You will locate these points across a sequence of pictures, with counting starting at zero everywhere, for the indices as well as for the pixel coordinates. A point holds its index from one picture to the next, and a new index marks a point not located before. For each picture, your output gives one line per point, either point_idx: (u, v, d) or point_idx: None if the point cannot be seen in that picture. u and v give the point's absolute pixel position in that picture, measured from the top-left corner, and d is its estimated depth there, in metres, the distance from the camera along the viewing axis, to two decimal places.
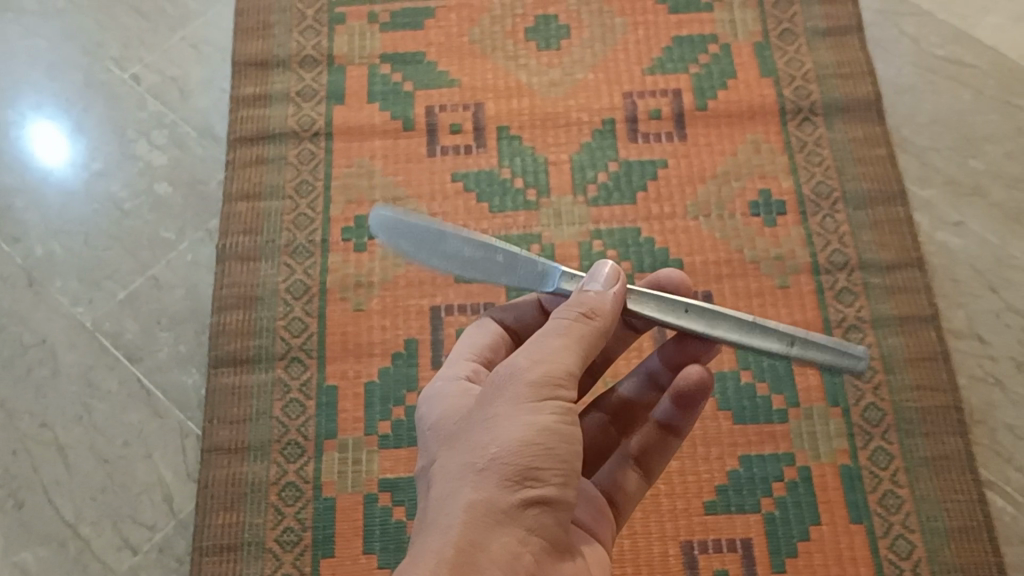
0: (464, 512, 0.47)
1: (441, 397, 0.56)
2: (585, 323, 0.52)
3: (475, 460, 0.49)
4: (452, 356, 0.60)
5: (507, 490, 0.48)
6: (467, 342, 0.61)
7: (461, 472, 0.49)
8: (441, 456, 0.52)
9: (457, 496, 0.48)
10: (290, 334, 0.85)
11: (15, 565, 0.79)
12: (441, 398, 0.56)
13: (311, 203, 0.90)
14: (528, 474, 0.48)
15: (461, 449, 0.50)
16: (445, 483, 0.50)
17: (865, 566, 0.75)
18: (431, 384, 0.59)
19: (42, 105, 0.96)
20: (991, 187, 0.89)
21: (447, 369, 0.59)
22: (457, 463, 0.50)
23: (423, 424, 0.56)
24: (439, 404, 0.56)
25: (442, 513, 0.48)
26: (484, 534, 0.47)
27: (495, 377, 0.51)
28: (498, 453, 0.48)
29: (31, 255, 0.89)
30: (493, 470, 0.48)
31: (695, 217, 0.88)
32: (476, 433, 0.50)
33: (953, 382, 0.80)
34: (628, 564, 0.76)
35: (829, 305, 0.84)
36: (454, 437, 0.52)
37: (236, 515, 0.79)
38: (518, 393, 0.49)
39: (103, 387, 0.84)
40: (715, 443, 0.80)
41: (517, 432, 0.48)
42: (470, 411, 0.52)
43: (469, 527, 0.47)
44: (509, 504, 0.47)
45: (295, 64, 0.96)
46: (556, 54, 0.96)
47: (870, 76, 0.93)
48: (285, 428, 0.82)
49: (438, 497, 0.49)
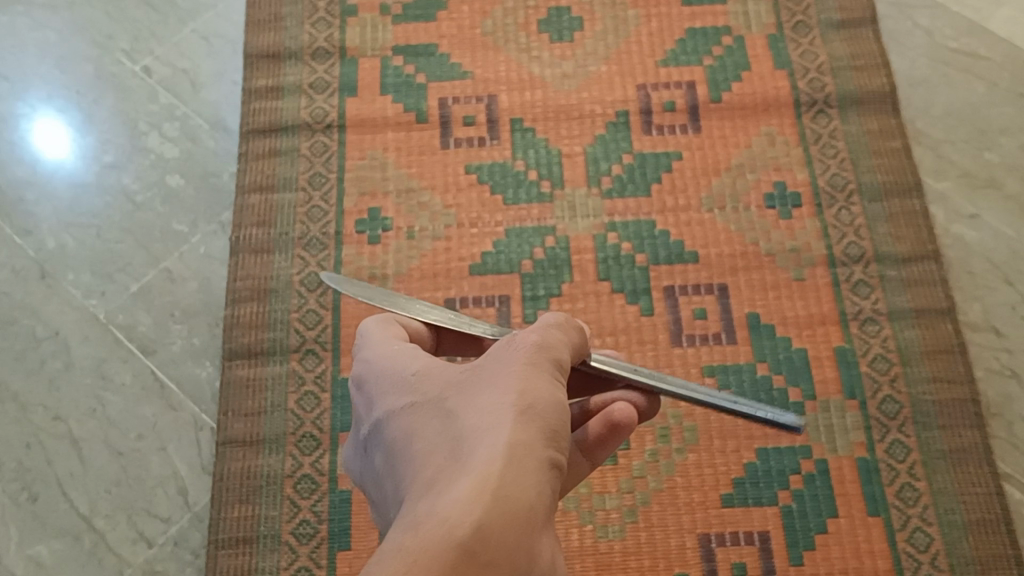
0: (507, 446, 0.42)
1: (411, 359, 0.52)
2: (581, 330, 0.54)
3: (508, 402, 0.45)
4: (372, 338, 0.56)
5: (543, 441, 0.44)
6: (375, 330, 0.57)
7: (491, 411, 0.45)
8: (453, 401, 0.47)
9: (492, 432, 0.43)
10: (304, 327, 0.85)
11: (30, 558, 0.78)
12: (416, 360, 0.52)
13: (324, 195, 0.90)
14: (559, 434, 0.46)
15: (483, 392, 0.46)
16: (470, 423, 0.45)
17: (882, 560, 0.75)
18: (377, 353, 0.54)
19: (52, 98, 0.96)
20: (1006, 179, 0.89)
21: (382, 345, 0.55)
22: (484, 403, 0.45)
23: (401, 378, 0.51)
24: (419, 361, 0.51)
25: (473, 448, 0.43)
26: (528, 471, 0.42)
27: (508, 343, 0.49)
28: (534, 401, 0.45)
29: (43, 247, 0.89)
30: (532, 414, 0.45)
31: (709, 210, 0.88)
32: (503, 381, 0.46)
33: (970, 374, 0.80)
34: (645, 556, 0.76)
35: (845, 297, 0.84)
36: (468, 385, 0.47)
37: (251, 508, 0.79)
38: (542, 363, 0.48)
39: (117, 380, 0.84)
40: (731, 436, 0.79)
41: (550, 393, 0.46)
42: (482, 366, 0.48)
43: (514, 459, 0.42)
44: (546, 454, 0.44)
45: (307, 56, 0.96)
46: (569, 46, 0.96)
47: (885, 69, 0.93)
48: (300, 420, 0.82)
49: (461, 436, 0.44)
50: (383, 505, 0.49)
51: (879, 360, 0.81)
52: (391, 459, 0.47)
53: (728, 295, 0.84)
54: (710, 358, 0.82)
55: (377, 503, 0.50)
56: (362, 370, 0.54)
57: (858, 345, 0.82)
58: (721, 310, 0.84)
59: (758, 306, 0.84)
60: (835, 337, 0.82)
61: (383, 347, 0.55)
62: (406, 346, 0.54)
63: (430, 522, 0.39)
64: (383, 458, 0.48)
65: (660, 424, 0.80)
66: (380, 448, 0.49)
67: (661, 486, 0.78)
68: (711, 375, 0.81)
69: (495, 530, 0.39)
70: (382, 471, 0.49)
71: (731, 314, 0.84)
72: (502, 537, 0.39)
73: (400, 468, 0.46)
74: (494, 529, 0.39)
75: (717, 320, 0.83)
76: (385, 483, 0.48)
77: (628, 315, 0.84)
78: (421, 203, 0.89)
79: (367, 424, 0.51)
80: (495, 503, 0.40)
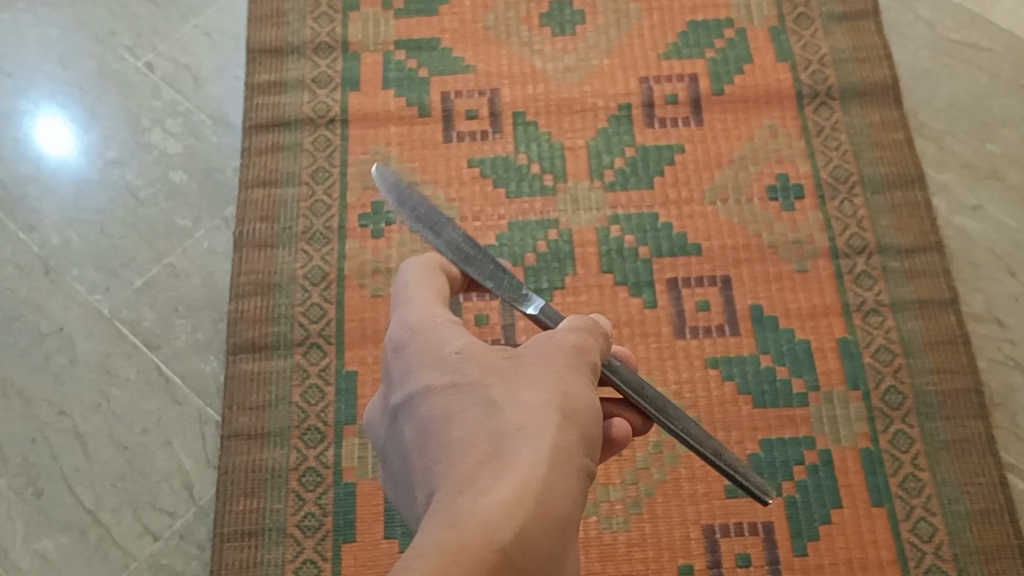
0: (550, 457, 0.42)
1: (448, 326, 0.49)
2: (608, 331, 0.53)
3: (552, 405, 0.45)
4: (406, 289, 0.52)
5: (580, 451, 0.45)
6: (411, 278, 0.52)
7: (535, 413, 0.44)
8: (495, 388, 0.45)
9: (536, 437, 0.43)
10: (308, 320, 0.85)
11: (37, 553, 0.79)
12: (455, 327, 0.49)
13: (328, 189, 0.90)
14: (592, 444, 0.46)
15: (528, 390, 0.45)
16: (514, 420, 0.44)
17: (886, 550, 0.75)
18: (412, 309, 0.50)
19: (55, 94, 0.96)
20: (1009, 170, 0.89)
21: (417, 301, 0.51)
22: (529, 401, 0.45)
23: (437, 348, 0.48)
24: (457, 331, 0.49)
25: (516, 451, 0.42)
26: (565, 483, 0.42)
27: (550, 340, 0.48)
28: (575, 408, 0.45)
29: (47, 243, 0.89)
30: (572, 423, 0.45)
31: (712, 202, 0.88)
32: (547, 381, 0.46)
33: (973, 365, 0.80)
34: (649, 548, 0.76)
35: (848, 289, 0.84)
36: (510, 374, 0.46)
37: (257, 501, 0.79)
38: (580, 366, 0.48)
39: (121, 374, 0.84)
40: (735, 427, 0.80)
41: (589, 401, 0.46)
42: (524, 358, 0.47)
43: (555, 469, 0.42)
44: (581, 465, 0.44)
45: (310, 51, 0.96)
46: (571, 40, 0.96)
47: (887, 60, 0.93)
48: (305, 414, 0.82)
49: (503, 431, 0.43)
50: (400, 475, 0.48)
51: (882, 351, 0.81)
52: (420, 433, 0.46)
53: (731, 287, 0.84)
54: (713, 350, 0.82)
55: (392, 469, 0.49)
56: (394, 325, 0.50)
57: (861, 336, 0.82)
58: (724, 303, 0.84)
59: (761, 298, 0.84)
60: (837, 328, 0.83)
61: (418, 302, 0.50)
62: (440, 309, 0.50)
63: (472, 524, 0.39)
64: (411, 429, 0.47)
65: None
66: (408, 418, 0.47)
67: (665, 477, 0.78)
68: (715, 366, 0.82)
69: (533, 540, 0.40)
70: (405, 441, 0.47)
71: (734, 307, 0.84)
72: (537, 548, 0.40)
73: (430, 448, 0.45)
74: (532, 539, 0.40)
75: (720, 311, 0.84)
76: (408, 455, 0.46)
77: (631, 307, 0.84)
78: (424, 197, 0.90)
79: (393, 387, 0.49)
80: (534, 513, 0.40)
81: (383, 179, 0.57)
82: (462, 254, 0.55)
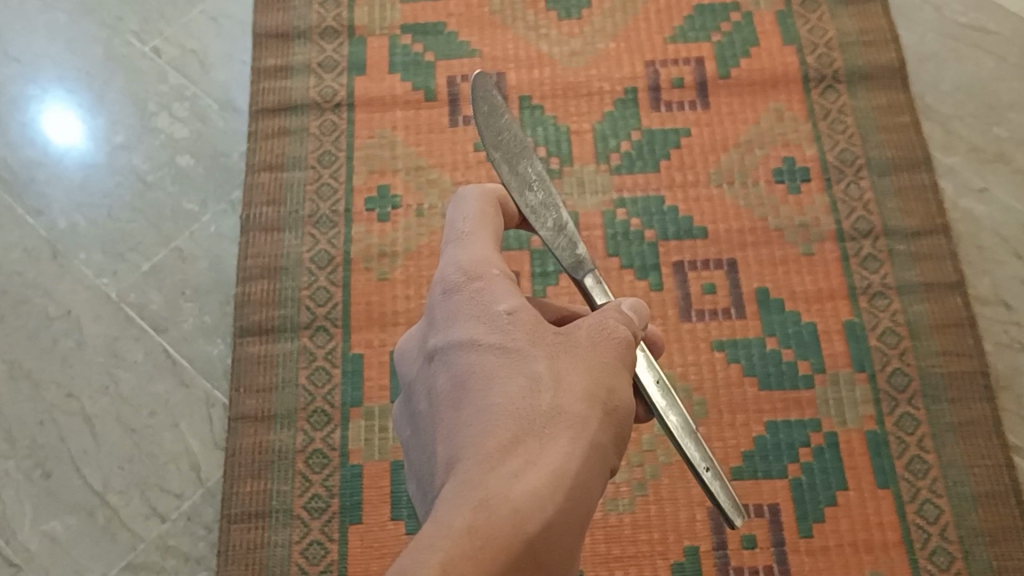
0: (587, 450, 0.42)
1: (505, 283, 0.48)
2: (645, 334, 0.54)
3: (596, 394, 0.44)
4: (466, 227, 0.50)
5: (613, 442, 0.45)
6: (470, 214, 0.50)
7: (580, 399, 0.44)
8: (542, 363, 0.44)
9: (578, 427, 0.43)
10: (315, 303, 0.85)
11: (45, 535, 0.79)
12: (508, 288, 0.47)
13: (334, 173, 0.90)
14: (623, 440, 0.46)
15: (574, 373, 0.44)
16: (556, 403, 0.43)
17: (891, 531, 0.75)
18: (469, 254, 0.48)
19: (62, 79, 0.96)
20: (1015, 154, 0.88)
21: (476, 245, 0.49)
22: (576, 385, 0.44)
23: (490, 305, 0.46)
24: (512, 291, 0.47)
25: (554, 437, 0.42)
26: (595, 478, 0.43)
27: (604, 326, 0.47)
28: (618, 400, 0.45)
29: (55, 227, 0.90)
30: (611, 417, 0.45)
31: (718, 185, 0.88)
32: (595, 366, 0.45)
33: (980, 347, 0.80)
34: (655, 529, 0.76)
35: (854, 272, 0.84)
36: (559, 351, 0.45)
37: (264, 482, 0.79)
38: (627, 357, 0.47)
39: (129, 357, 0.85)
40: (741, 410, 0.80)
41: (629, 397, 0.46)
42: (575, 338, 0.46)
43: (588, 463, 0.42)
44: (610, 460, 0.45)
45: (316, 35, 0.96)
46: (577, 24, 0.96)
47: (893, 43, 0.92)
48: (312, 396, 0.82)
49: (545, 411, 0.43)
50: (422, 421, 0.47)
51: (888, 333, 0.81)
52: (457, 388, 0.45)
53: (737, 270, 0.84)
54: (719, 333, 0.82)
55: (412, 411, 0.48)
56: (448, 265, 0.48)
57: (867, 319, 0.82)
58: (730, 286, 0.84)
59: (767, 281, 0.84)
60: (843, 311, 0.83)
61: (476, 247, 0.49)
62: (498, 260, 0.49)
63: (502, 509, 0.39)
64: (447, 379, 0.45)
65: None
66: (446, 368, 0.45)
67: (671, 459, 0.78)
68: (720, 349, 0.82)
69: (556, 531, 0.40)
70: (437, 390, 0.46)
71: (741, 290, 0.84)
72: (560, 539, 0.40)
73: (465, 407, 0.44)
74: (556, 531, 0.40)
75: (725, 294, 0.84)
76: (437, 405, 0.45)
77: (637, 290, 0.84)
78: (431, 180, 0.90)
79: (434, 331, 0.47)
80: (562, 506, 0.40)
81: (480, 92, 0.54)
82: (529, 199, 0.53)
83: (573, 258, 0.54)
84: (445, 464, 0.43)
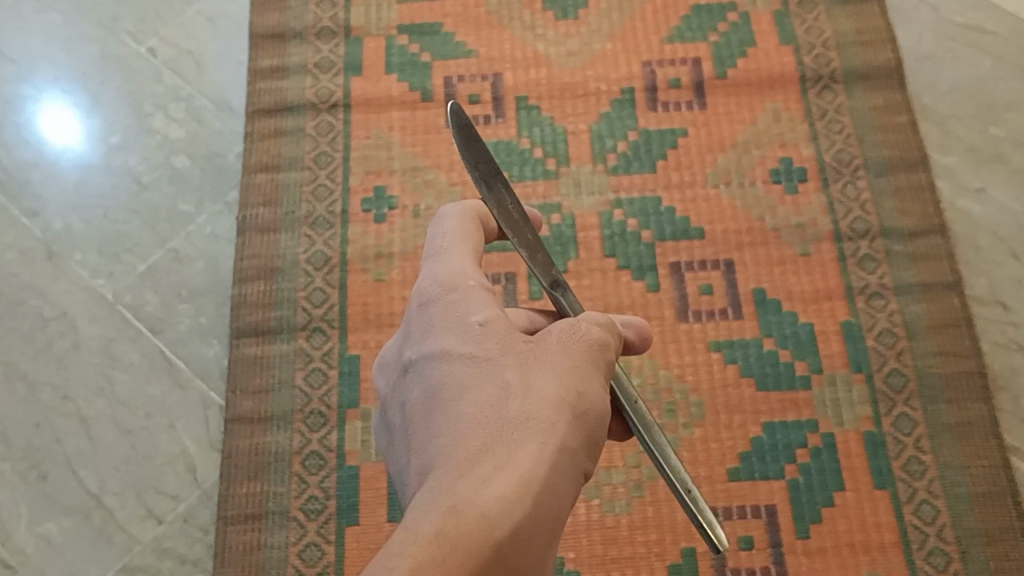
0: (556, 454, 0.42)
1: (480, 295, 0.48)
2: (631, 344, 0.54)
3: (566, 400, 0.44)
4: (444, 243, 0.50)
5: (585, 446, 0.44)
6: (450, 231, 0.51)
7: (549, 404, 0.43)
8: (513, 371, 0.44)
9: (547, 432, 0.43)
10: (311, 305, 0.85)
11: (41, 536, 0.79)
12: (483, 299, 0.47)
13: (330, 174, 0.90)
14: (597, 444, 0.46)
15: (545, 380, 0.44)
16: (526, 410, 0.43)
17: (889, 533, 0.75)
18: (446, 268, 0.49)
19: (58, 79, 0.96)
20: (1013, 154, 0.88)
21: (454, 260, 0.49)
22: (546, 392, 0.44)
23: (463, 316, 0.46)
24: (486, 302, 0.47)
25: (523, 442, 0.42)
26: (565, 483, 0.42)
27: (576, 331, 0.47)
28: (589, 405, 0.45)
29: (50, 228, 0.89)
30: (583, 422, 0.44)
31: (715, 185, 0.88)
32: (566, 372, 0.45)
33: (977, 348, 0.80)
34: (652, 530, 0.76)
35: (851, 272, 0.84)
36: (530, 359, 0.45)
37: (260, 484, 0.79)
38: (600, 362, 0.47)
39: (125, 359, 0.85)
40: (737, 411, 0.80)
41: (602, 400, 0.46)
42: (546, 345, 0.46)
43: (558, 467, 0.42)
44: (583, 465, 0.44)
45: (313, 35, 0.96)
46: (574, 24, 0.96)
47: (891, 43, 0.92)
48: (308, 397, 0.82)
49: (514, 417, 0.43)
50: (398, 434, 0.47)
51: (886, 334, 0.81)
52: (429, 399, 0.44)
53: (735, 270, 0.84)
54: (716, 334, 0.82)
55: (389, 424, 0.48)
56: (425, 279, 0.49)
57: (865, 319, 0.82)
58: (726, 287, 0.84)
59: (764, 281, 0.84)
60: (841, 312, 0.82)
61: (454, 261, 0.49)
62: (476, 272, 0.49)
63: (469, 515, 0.39)
64: (419, 391, 0.45)
65: (666, 398, 0.80)
66: (419, 380, 0.45)
67: None
68: (717, 350, 0.81)
69: (525, 535, 0.40)
70: (411, 402, 0.46)
71: (738, 291, 0.84)
72: (529, 544, 0.40)
73: (437, 417, 0.44)
74: (526, 535, 0.40)
75: (723, 295, 0.83)
76: (411, 417, 0.45)
77: (634, 291, 0.84)
78: (427, 181, 0.90)
79: (410, 343, 0.48)
80: (531, 510, 0.40)
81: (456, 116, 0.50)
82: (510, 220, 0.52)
83: (553, 276, 0.53)
84: (417, 474, 0.43)
